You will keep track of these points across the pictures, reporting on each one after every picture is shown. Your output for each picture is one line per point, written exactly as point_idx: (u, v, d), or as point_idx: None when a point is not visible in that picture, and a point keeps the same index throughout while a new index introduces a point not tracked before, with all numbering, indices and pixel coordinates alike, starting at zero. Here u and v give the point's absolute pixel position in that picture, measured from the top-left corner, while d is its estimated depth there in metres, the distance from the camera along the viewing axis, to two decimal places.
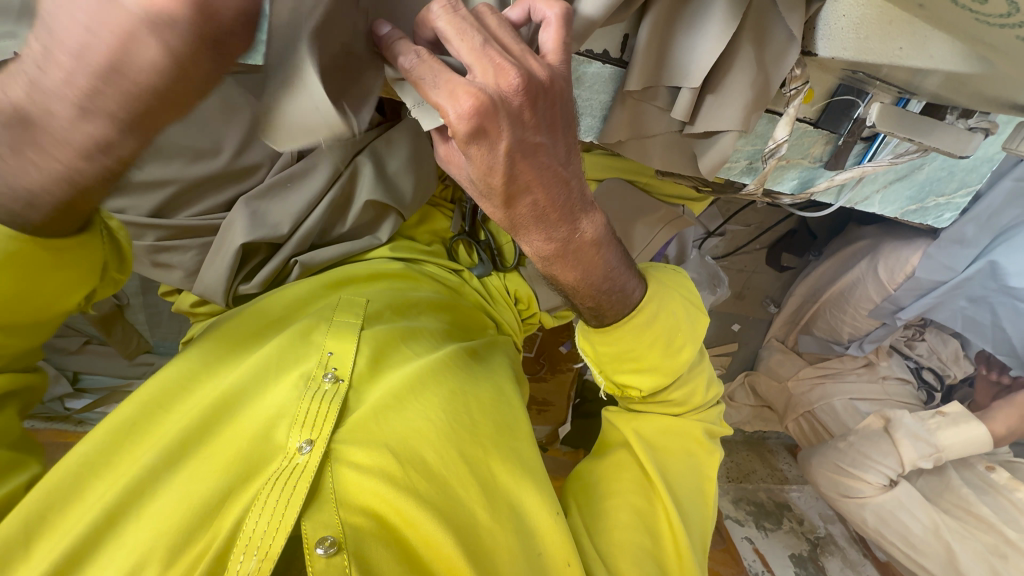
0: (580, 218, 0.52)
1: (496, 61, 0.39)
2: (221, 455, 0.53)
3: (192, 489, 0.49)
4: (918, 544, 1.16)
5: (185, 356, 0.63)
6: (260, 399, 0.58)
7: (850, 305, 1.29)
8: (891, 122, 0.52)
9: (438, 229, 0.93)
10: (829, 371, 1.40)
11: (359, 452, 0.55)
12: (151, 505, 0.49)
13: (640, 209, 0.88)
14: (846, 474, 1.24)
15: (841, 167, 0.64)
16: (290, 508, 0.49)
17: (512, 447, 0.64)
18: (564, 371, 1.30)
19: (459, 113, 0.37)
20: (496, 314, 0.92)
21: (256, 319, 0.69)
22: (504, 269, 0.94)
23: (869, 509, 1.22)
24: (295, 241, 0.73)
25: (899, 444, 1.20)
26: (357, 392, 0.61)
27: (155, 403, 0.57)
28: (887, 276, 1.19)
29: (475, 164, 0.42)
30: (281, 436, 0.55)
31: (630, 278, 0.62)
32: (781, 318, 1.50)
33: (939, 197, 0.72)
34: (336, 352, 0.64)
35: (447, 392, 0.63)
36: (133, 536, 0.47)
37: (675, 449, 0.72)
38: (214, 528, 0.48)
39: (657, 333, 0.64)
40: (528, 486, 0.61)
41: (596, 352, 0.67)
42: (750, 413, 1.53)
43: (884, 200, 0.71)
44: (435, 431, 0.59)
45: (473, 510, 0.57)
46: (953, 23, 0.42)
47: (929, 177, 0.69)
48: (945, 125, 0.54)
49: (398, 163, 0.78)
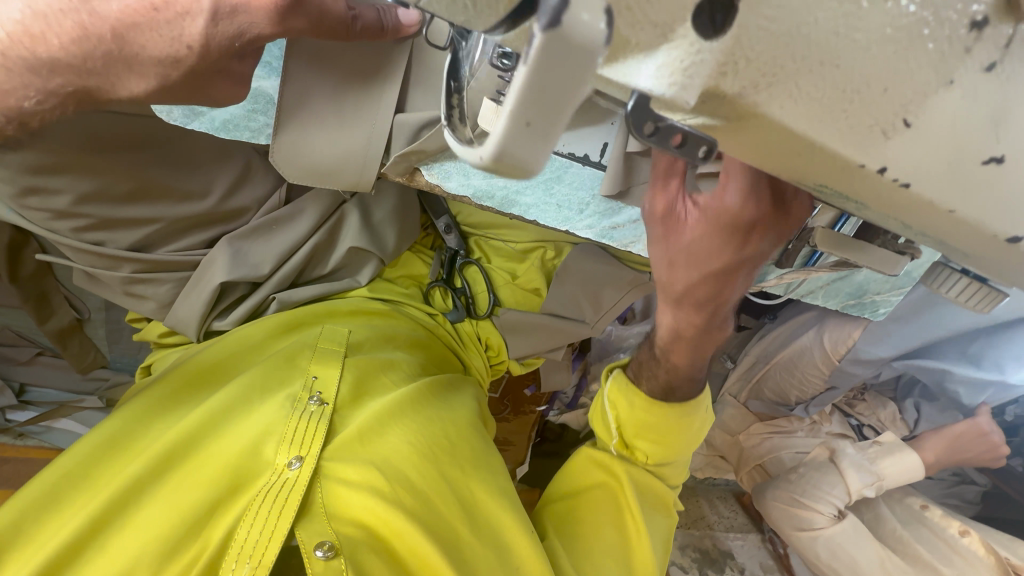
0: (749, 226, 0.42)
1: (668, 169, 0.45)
2: (207, 468, 0.54)
3: (181, 498, 0.51)
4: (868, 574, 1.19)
5: (170, 379, 0.64)
6: (245, 418, 0.59)
7: (799, 370, 1.36)
8: (830, 244, 0.60)
9: (416, 274, 0.95)
10: (778, 429, 1.46)
11: (348, 468, 0.56)
12: (137, 515, 0.50)
13: (609, 274, 0.93)
14: (799, 505, 1.26)
15: (790, 265, 0.69)
16: (283, 516, 0.50)
17: (492, 472, 0.64)
18: (527, 414, 1.32)
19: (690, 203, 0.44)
20: (466, 357, 0.96)
21: (239, 343, 0.69)
22: (477, 317, 0.95)
23: (823, 542, 1.23)
24: (275, 281, 0.74)
25: (845, 474, 1.27)
26: (341, 416, 0.61)
27: (141, 424, 0.59)
28: (831, 346, 1.25)
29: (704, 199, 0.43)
30: (268, 453, 0.56)
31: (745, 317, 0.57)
32: (735, 373, 1.52)
33: (875, 295, 0.79)
34: (320, 377, 0.64)
35: (424, 417, 0.64)
36: (122, 543, 0.49)
37: (652, 495, 0.71)
38: (203, 537, 0.50)
39: (684, 418, 0.67)
40: (507, 508, 0.61)
41: (628, 409, 0.68)
42: (703, 462, 1.59)
43: (826, 295, 0.78)
44: (416, 453, 0.59)
45: (455, 527, 0.57)
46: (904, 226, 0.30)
47: (866, 278, 0.76)
48: (877, 246, 0.60)
49: (383, 214, 0.80)
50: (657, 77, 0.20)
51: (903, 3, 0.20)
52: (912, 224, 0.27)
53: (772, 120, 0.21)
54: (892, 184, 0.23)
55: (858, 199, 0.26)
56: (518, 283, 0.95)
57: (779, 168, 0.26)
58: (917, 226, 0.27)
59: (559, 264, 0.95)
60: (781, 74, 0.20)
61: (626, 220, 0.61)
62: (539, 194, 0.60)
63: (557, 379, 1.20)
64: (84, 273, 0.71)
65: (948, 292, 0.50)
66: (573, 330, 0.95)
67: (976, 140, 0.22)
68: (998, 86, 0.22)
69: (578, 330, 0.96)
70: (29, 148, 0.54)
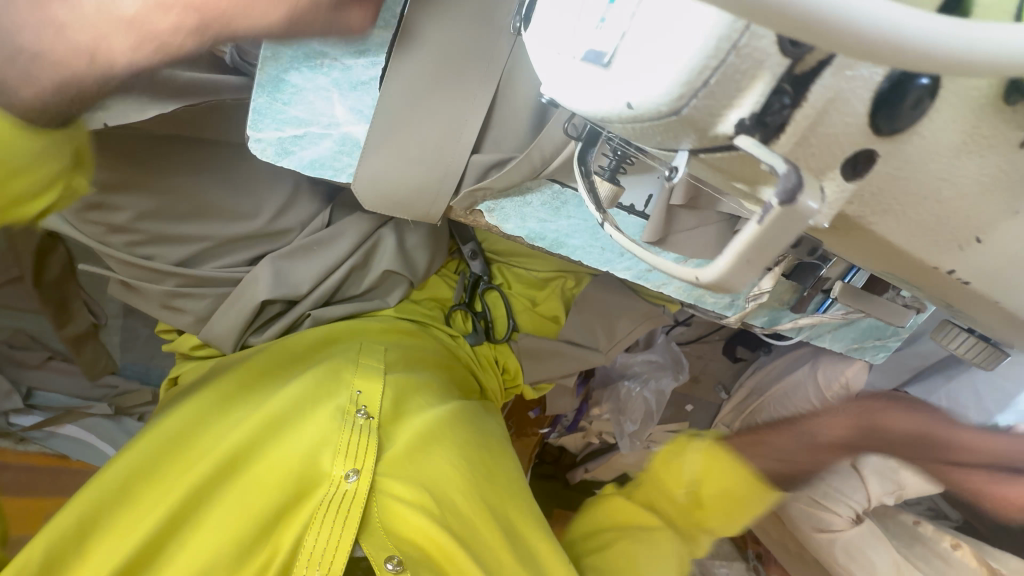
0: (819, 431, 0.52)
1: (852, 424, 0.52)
2: (268, 478, 0.56)
3: (247, 505, 0.54)
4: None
5: (219, 385, 0.67)
6: (299, 427, 0.61)
7: (793, 403, 1.40)
8: (847, 297, 0.66)
9: (439, 297, 0.97)
10: None
11: (401, 486, 0.58)
12: (204, 518, 0.53)
13: (626, 306, 0.98)
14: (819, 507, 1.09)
15: (803, 310, 0.75)
16: (346, 530, 0.53)
17: (525, 498, 0.67)
18: (530, 436, 1.34)
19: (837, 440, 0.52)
20: (483, 379, 0.98)
21: (285, 354, 0.71)
22: (496, 341, 0.98)
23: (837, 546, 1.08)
24: (312, 300, 0.76)
25: None
26: (387, 432, 0.63)
27: (196, 428, 0.62)
28: (825, 382, 1.29)
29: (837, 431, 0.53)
30: (325, 464, 0.58)
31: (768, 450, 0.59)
32: (730, 404, 1.59)
33: (876, 340, 0.84)
34: (365, 391, 0.66)
35: (463, 438, 0.66)
36: (194, 547, 0.51)
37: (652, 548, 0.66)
38: (269, 545, 0.53)
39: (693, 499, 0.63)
40: (541, 532, 0.63)
41: (655, 470, 0.70)
42: None
43: (834, 337, 0.82)
44: (460, 475, 0.62)
45: (502, 557, 0.58)
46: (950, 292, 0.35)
47: (869, 325, 0.81)
48: (884, 299, 0.67)
49: (417, 240, 0.83)
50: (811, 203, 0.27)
51: (961, 134, 0.31)
52: None
53: (876, 233, 0.36)
54: None
55: None
56: (538, 310, 0.98)
57: None
58: None
59: (577, 294, 0.99)
60: (891, 208, 0.34)
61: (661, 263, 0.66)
62: (587, 238, 0.59)
63: (563, 404, 1.23)
64: (123, 284, 0.72)
65: (958, 348, 0.55)
66: (587, 358, 0.98)
67: None
68: None
69: (592, 357, 0.98)
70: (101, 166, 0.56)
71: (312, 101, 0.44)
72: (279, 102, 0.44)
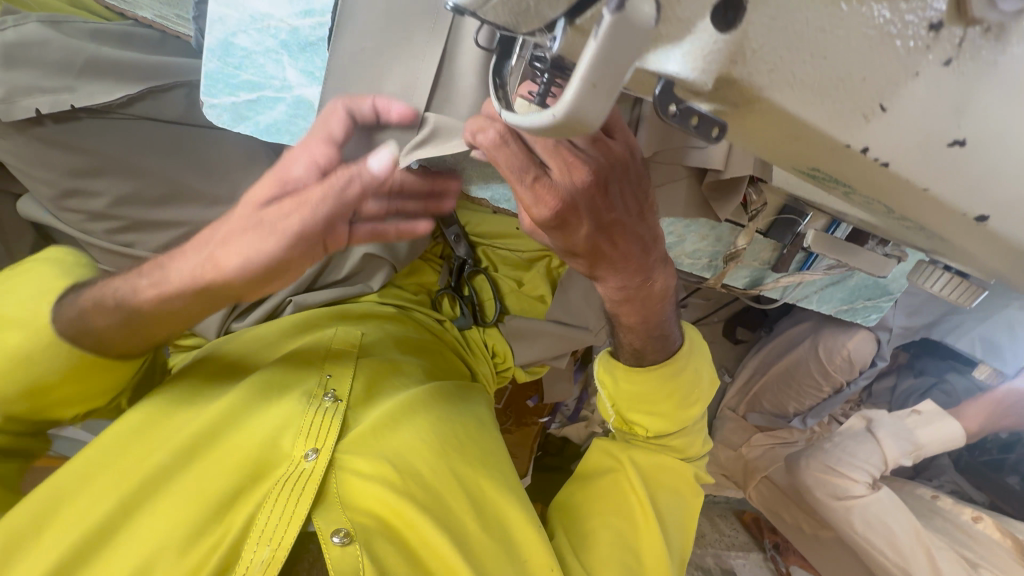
0: (654, 271, 0.55)
1: (569, 158, 0.40)
2: (229, 457, 0.54)
3: (204, 485, 0.51)
4: (904, 549, 1.09)
5: (190, 371, 0.65)
6: (264, 412, 0.59)
7: (796, 380, 1.40)
8: (822, 245, 0.65)
9: (426, 281, 0.98)
10: (781, 440, 1.48)
11: (361, 461, 0.58)
12: (162, 502, 0.50)
13: None
14: (833, 473, 1.19)
15: (786, 269, 0.74)
16: (300, 503, 0.51)
17: (498, 468, 0.66)
18: (530, 425, 1.31)
19: (546, 208, 0.42)
20: (473, 364, 0.96)
21: (251, 346, 0.70)
22: (484, 324, 0.97)
23: (856, 513, 1.15)
24: (293, 284, 0.78)
25: (882, 442, 1.20)
26: (353, 414, 0.63)
27: (161, 412, 0.58)
28: (825, 357, 1.29)
29: (561, 241, 0.47)
30: (287, 446, 0.57)
31: (675, 327, 0.66)
32: (734, 387, 1.59)
33: (867, 300, 0.83)
34: (334, 375, 0.66)
35: (434, 418, 0.66)
36: (148, 527, 0.48)
37: (666, 483, 0.69)
38: (226, 523, 0.50)
39: (675, 375, 0.66)
40: (513, 502, 0.62)
41: (615, 387, 0.69)
42: (704, 477, 1.60)
43: (821, 298, 0.82)
44: (428, 450, 0.61)
45: (463, 520, 0.58)
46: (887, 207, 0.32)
47: (858, 284, 0.80)
48: (867, 250, 0.66)
49: None
50: (684, 62, 0.21)
51: (876, 9, 0.22)
52: (893, 206, 0.31)
53: (775, 104, 0.23)
54: (875, 164, 0.26)
55: (846, 183, 0.29)
56: (523, 291, 0.99)
57: (779, 155, 0.29)
58: (896, 206, 0.31)
59: (563, 273, 0.99)
60: (780, 64, 0.22)
61: None
62: None
63: (560, 390, 1.22)
64: None
65: (933, 287, 0.56)
66: (576, 336, 0.99)
67: (940, 127, 0.25)
68: (962, 80, 0.24)
69: (581, 335, 0.99)
70: (78, 152, 0.57)
71: (261, 64, 0.47)
72: (230, 68, 0.47)
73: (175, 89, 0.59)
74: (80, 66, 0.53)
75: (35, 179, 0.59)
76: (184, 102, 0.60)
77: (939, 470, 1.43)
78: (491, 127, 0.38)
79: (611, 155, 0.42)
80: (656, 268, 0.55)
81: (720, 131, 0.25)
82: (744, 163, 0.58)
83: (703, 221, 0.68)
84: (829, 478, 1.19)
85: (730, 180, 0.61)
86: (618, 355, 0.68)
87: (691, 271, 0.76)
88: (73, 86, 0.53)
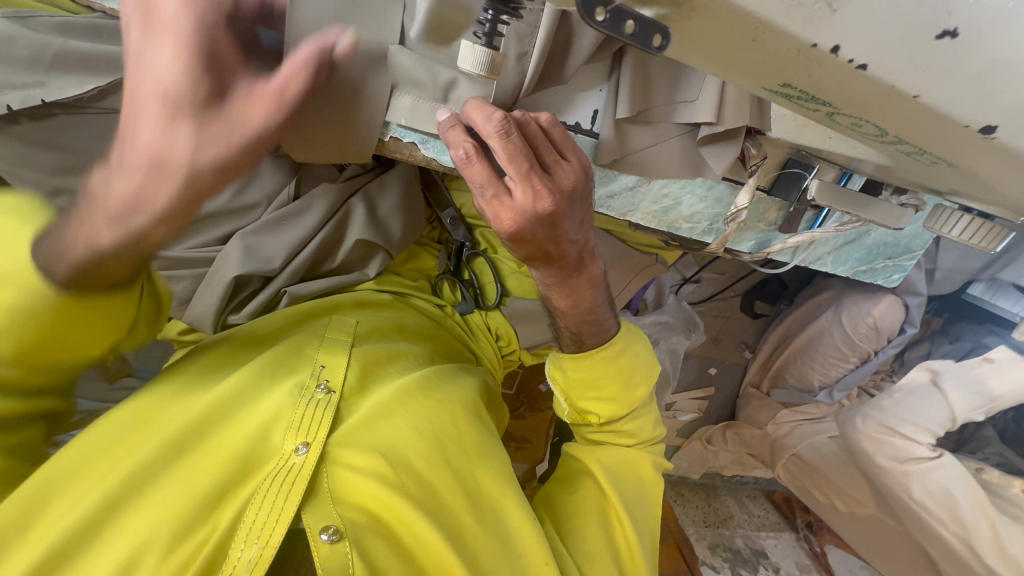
0: (587, 262, 0.58)
1: (536, 187, 0.45)
2: (219, 451, 0.52)
3: (191, 481, 0.49)
4: (967, 520, 1.00)
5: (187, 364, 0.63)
6: (258, 402, 0.57)
7: (819, 353, 1.34)
8: (828, 196, 0.60)
9: (424, 267, 0.95)
10: (806, 416, 1.43)
11: (354, 454, 0.55)
12: (149, 497, 0.48)
13: (618, 256, 0.89)
14: (892, 434, 1.10)
15: (793, 230, 0.71)
16: (289, 501, 0.49)
17: (495, 455, 0.64)
18: (544, 410, 1.26)
19: (503, 224, 0.47)
20: (477, 347, 0.94)
21: (245, 339, 0.68)
22: (486, 307, 0.95)
23: (915, 480, 1.07)
24: (287, 274, 0.76)
25: (948, 395, 1.09)
26: (348, 404, 0.61)
27: (151, 405, 0.55)
28: (851, 326, 1.24)
29: (508, 244, 0.51)
30: (277, 439, 0.55)
31: (608, 313, 0.66)
32: (756, 363, 1.54)
33: (886, 259, 0.79)
34: (327, 365, 0.63)
35: (434, 404, 0.63)
36: (133, 522, 0.46)
37: (626, 476, 0.68)
38: (214, 520, 0.48)
39: (620, 358, 0.66)
40: (511, 495, 0.60)
41: (565, 378, 0.68)
42: (729, 457, 1.57)
43: (836, 260, 0.78)
44: (424, 441, 0.59)
45: (458, 515, 0.56)
46: (885, 130, 0.29)
47: (876, 242, 0.76)
48: (879, 201, 0.61)
49: (389, 205, 0.83)
50: None
51: None
52: (889, 126, 0.28)
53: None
54: (850, 66, 0.24)
55: (829, 100, 0.27)
56: (524, 270, 0.94)
57: (754, 72, 0.27)
58: (891, 125, 0.28)
59: None
60: None
61: (623, 187, 0.64)
62: None
63: None
64: None
65: (951, 233, 0.52)
66: None
67: (927, 14, 0.22)
68: None
69: None
70: (58, 150, 0.57)
71: None
72: None
73: None
74: (48, 61, 0.53)
75: None
76: None
77: (984, 442, 1.34)
78: (462, 145, 0.43)
79: (571, 176, 0.48)
80: (588, 262, 0.58)
81: (662, 37, 0.24)
82: (739, 115, 0.53)
83: (699, 181, 0.64)
84: (883, 438, 1.11)
85: (728, 130, 0.57)
86: (559, 344, 0.68)
87: (691, 237, 0.73)
88: (44, 80, 0.53)
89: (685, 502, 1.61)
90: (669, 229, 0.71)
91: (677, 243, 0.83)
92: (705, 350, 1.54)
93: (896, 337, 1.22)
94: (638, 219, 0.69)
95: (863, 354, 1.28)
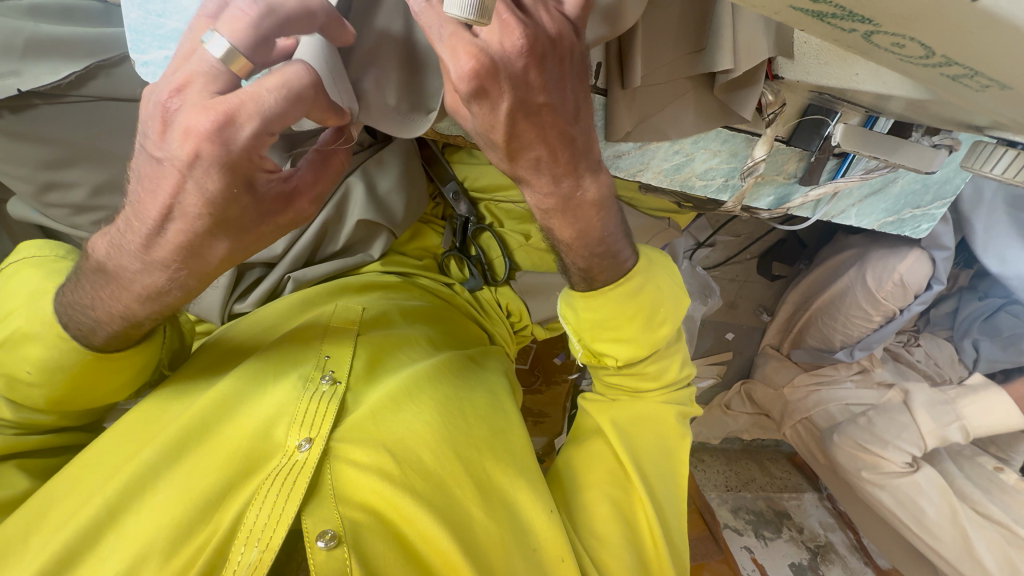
0: (584, 175, 0.49)
1: (502, 17, 0.36)
2: (221, 450, 0.52)
3: (194, 482, 0.49)
4: (931, 528, 1.09)
5: (188, 365, 0.62)
6: (259, 399, 0.56)
7: (842, 312, 1.30)
8: (854, 141, 0.57)
9: (430, 245, 0.91)
10: (824, 379, 1.40)
11: (359, 451, 0.54)
12: (150, 499, 0.48)
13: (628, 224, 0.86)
14: (865, 451, 1.17)
15: (815, 182, 0.67)
16: (290, 500, 0.49)
17: (506, 446, 0.62)
18: (560, 383, 1.24)
19: (460, 73, 0.36)
20: (489, 326, 0.90)
21: (245, 332, 0.66)
22: (495, 283, 0.91)
23: (887, 491, 1.15)
24: (290, 258, 0.73)
25: (915, 415, 1.15)
26: (355, 394, 0.60)
27: (156, 410, 0.56)
28: (875, 284, 1.20)
29: (480, 121, 0.41)
30: (280, 435, 0.54)
31: (625, 245, 0.58)
32: (775, 325, 1.52)
33: (915, 208, 0.75)
34: (333, 356, 0.62)
35: (443, 397, 0.62)
36: (135, 526, 0.46)
37: (645, 432, 0.66)
38: (216, 520, 0.48)
39: (639, 292, 0.59)
40: (524, 485, 0.59)
41: (578, 318, 0.62)
42: (748, 421, 1.55)
43: (860, 213, 0.74)
44: (431, 433, 0.57)
45: (467, 508, 0.55)
46: (944, 49, 0.24)
47: (903, 190, 0.72)
48: (909, 143, 0.57)
49: (392, 185, 0.77)
50: None
51: None
52: (943, 41, 0.24)
53: None
54: None
55: (869, 16, 0.24)
56: (533, 243, 0.90)
57: None
58: (938, 42, 0.24)
59: None
60: None
61: (631, 147, 0.60)
62: None
63: None
64: None
65: (993, 171, 0.48)
66: None
67: None
68: None
69: None
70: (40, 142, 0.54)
71: (187, 6, 0.41)
72: (153, 15, 0.42)
73: (126, 62, 0.55)
74: (21, 48, 0.52)
75: (8, 177, 0.56)
76: (137, 79, 0.56)
77: None
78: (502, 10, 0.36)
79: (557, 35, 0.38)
80: (586, 175, 0.49)
81: None
82: (756, 58, 0.49)
83: (712, 134, 0.61)
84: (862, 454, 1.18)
85: (747, 73, 0.52)
86: (567, 281, 0.61)
87: (706, 195, 0.70)
88: (18, 69, 0.51)
89: (706, 467, 1.61)
90: (682, 189, 0.68)
91: (691, 204, 0.80)
92: (722, 315, 1.52)
93: (923, 293, 1.17)
94: (650, 179, 0.66)
95: (887, 313, 1.23)
